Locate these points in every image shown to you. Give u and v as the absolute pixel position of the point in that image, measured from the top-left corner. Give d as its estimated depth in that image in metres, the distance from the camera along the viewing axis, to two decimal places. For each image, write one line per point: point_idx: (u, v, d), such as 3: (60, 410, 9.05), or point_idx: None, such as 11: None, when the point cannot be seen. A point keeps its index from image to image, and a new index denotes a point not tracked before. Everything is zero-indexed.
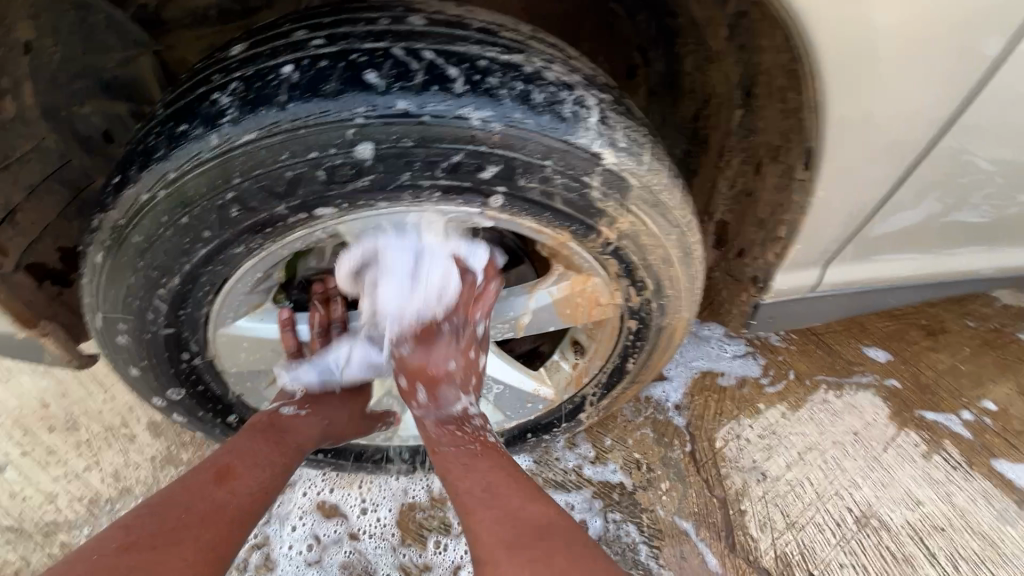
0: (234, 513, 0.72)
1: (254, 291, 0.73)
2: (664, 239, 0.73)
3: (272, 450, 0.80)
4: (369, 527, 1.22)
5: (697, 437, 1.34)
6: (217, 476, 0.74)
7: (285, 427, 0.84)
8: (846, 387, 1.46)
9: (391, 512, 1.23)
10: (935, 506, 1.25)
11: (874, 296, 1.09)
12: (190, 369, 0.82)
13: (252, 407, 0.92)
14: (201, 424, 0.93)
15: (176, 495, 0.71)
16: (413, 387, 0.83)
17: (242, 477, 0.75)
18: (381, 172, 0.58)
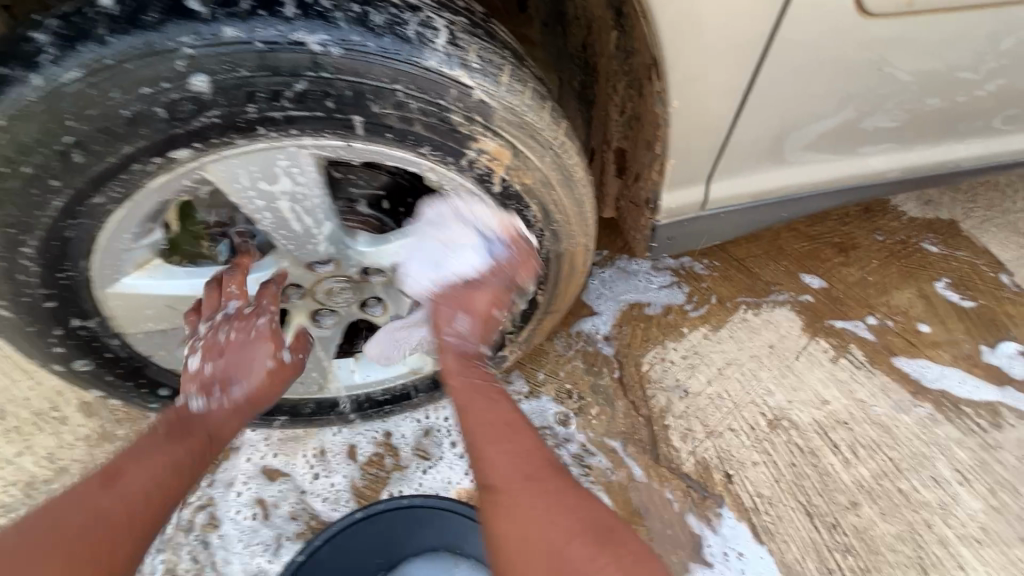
0: (134, 506, 0.72)
1: (134, 247, 0.74)
2: (539, 160, 0.75)
3: (178, 434, 0.79)
4: (321, 491, 1.19)
5: (625, 363, 1.42)
6: (118, 464, 0.74)
7: (201, 402, 0.83)
8: (764, 305, 1.54)
9: (345, 477, 1.20)
10: (839, 403, 1.36)
11: (777, 210, 1.14)
12: (89, 335, 0.82)
13: (168, 370, 0.92)
14: (115, 391, 0.92)
15: (81, 482, 0.72)
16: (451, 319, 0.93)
17: (145, 464, 0.75)
18: (224, 105, 0.59)
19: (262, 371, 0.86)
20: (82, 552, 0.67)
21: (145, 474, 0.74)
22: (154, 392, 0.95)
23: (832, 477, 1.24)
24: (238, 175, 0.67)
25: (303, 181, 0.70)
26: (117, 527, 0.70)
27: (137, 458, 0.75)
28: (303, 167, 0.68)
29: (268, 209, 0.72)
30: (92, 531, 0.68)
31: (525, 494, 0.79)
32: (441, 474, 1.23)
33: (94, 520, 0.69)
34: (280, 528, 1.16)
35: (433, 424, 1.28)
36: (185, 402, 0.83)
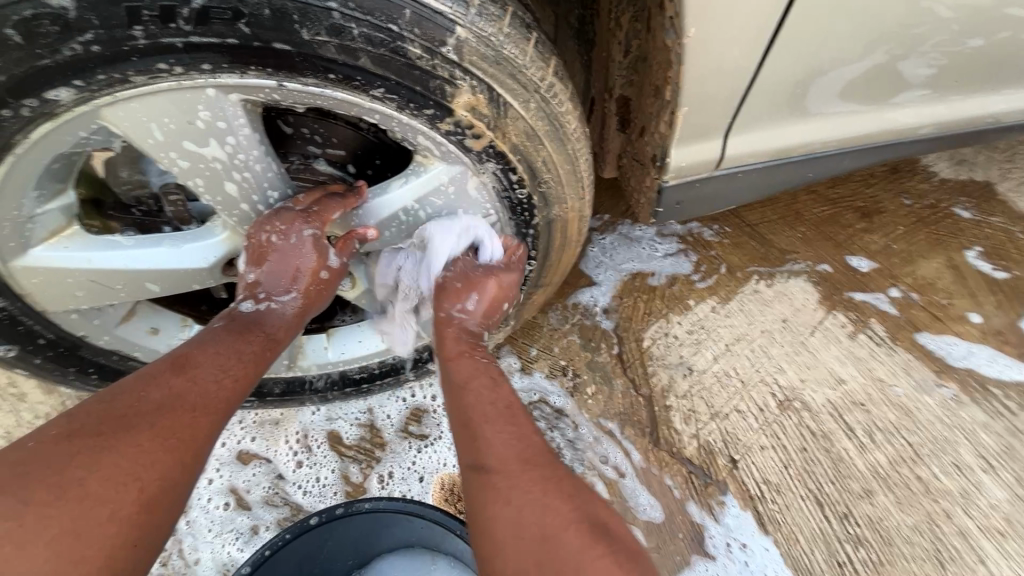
0: (195, 408, 0.64)
1: (40, 212, 0.63)
2: (522, 108, 0.62)
3: (191, 394, 0.65)
4: (305, 482, 1.09)
5: (625, 338, 1.31)
6: (101, 436, 0.58)
7: (213, 354, 0.69)
8: (777, 275, 1.42)
9: (333, 473, 1.09)
10: (856, 382, 1.26)
11: (802, 169, 0.99)
12: (6, 318, 0.71)
13: (107, 352, 0.81)
14: (52, 375, 0.82)
15: (44, 456, 0.55)
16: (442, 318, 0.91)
17: (142, 432, 0.59)
18: (98, 27, 0.47)
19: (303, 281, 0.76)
20: (76, 544, 0.52)
21: (214, 370, 0.68)
22: (95, 377, 0.84)
23: (846, 463, 1.15)
24: (150, 130, 0.54)
25: (234, 145, 0.57)
26: (126, 509, 0.55)
27: (125, 427, 0.59)
28: (230, 120, 0.55)
29: (195, 173, 0.59)
30: (81, 517, 0.53)
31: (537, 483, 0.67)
32: (438, 454, 1.11)
33: (84, 504, 0.54)
34: (257, 518, 1.06)
35: (422, 404, 1.17)
36: (181, 356, 0.68)
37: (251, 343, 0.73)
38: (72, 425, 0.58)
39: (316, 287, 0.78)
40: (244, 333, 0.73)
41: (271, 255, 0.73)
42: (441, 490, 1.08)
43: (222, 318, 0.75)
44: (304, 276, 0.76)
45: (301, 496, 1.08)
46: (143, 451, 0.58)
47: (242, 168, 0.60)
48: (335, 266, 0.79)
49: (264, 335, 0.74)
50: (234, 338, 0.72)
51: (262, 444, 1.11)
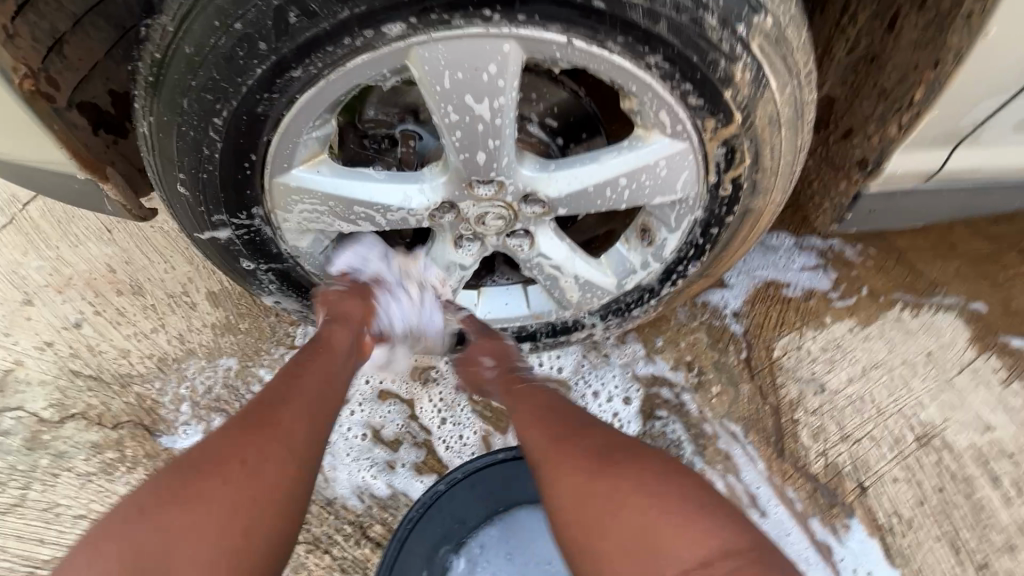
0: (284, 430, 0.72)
1: (311, 138, 0.70)
2: (778, 91, 0.64)
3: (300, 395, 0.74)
4: (449, 438, 1.15)
5: (754, 344, 1.29)
6: (208, 458, 0.63)
7: (302, 369, 0.78)
8: (925, 307, 1.34)
9: (475, 434, 1.15)
10: (1006, 432, 1.18)
11: (1007, 197, 0.93)
12: (256, 234, 0.81)
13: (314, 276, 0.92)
14: (265, 289, 0.93)
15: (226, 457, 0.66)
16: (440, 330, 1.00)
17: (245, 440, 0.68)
18: None
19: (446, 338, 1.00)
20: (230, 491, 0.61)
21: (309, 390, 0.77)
22: (296, 296, 0.95)
23: (987, 512, 1.09)
24: (440, 78, 0.62)
25: (500, 105, 0.65)
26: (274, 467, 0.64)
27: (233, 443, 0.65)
28: (507, 80, 0.63)
29: (457, 127, 0.68)
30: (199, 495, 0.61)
31: (557, 436, 0.75)
32: None
33: (217, 484, 0.61)
34: (398, 456, 1.13)
35: (548, 373, 1.25)
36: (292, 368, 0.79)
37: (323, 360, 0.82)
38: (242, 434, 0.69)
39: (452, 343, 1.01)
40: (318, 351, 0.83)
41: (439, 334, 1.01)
42: None
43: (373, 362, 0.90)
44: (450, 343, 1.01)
45: (444, 450, 1.14)
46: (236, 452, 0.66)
47: (494, 130, 0.68)
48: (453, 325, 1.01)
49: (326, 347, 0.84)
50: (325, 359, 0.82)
51: (404, 388, 1.18)
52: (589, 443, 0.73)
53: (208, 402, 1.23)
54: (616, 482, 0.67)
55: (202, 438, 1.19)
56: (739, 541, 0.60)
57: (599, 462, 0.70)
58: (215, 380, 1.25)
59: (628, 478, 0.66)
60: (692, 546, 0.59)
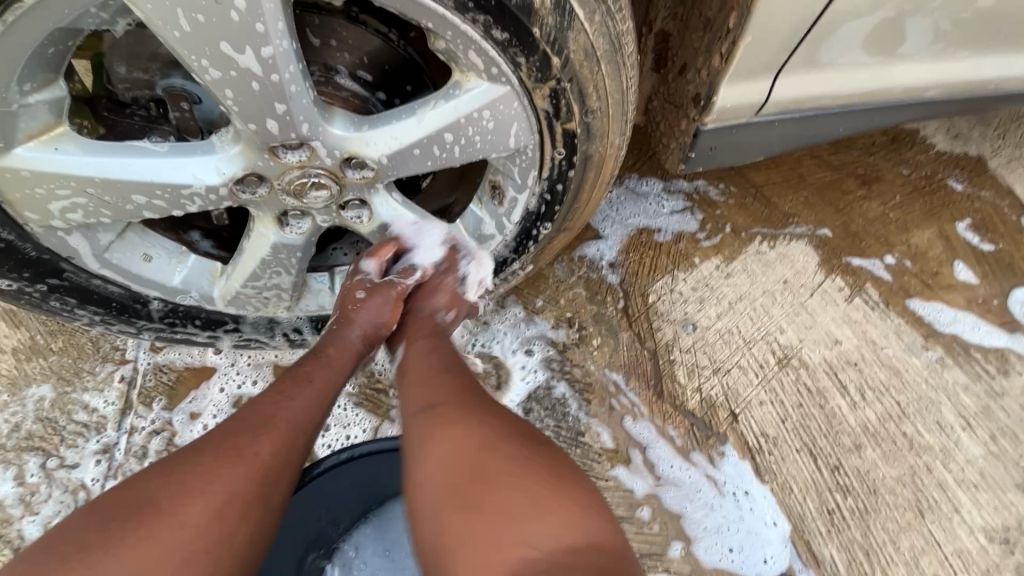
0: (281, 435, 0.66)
1: (24, 103, 0.57)
2: (586, 21, 0.59)
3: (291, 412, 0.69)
4: (333, 443, 1.05)
5: (631, 292, 1.30)
6: (183, 481, 0.58)
7: (294, 384, 0.72)
8: (780, 237, 1.42)
9: (364, 432, 1.06)
10: (851, 343, 1.29)
11: (833, 125, 0.97)
12: (5, 245, 0.70)
13: (107, 282, 0.79)
14: (53, 311, 0.81)
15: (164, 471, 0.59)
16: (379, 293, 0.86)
17: (221, 443, 0.62)
18: None
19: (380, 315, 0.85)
20: (195, 520, 0.55)
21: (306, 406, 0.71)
22: (94, 311, 0.83)
23: (838, 419, 1.19)
24: (177, 19, 0.51)
25: (269, 56, 0.54)
26: (234, 481, 0.59)
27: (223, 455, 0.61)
28: (269, 23, 0.52)
29: (226, 83, 0.56)
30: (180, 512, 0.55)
31: (454, 420, 0.66)
32: None
33: (194, 498, 0.56)
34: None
35: None
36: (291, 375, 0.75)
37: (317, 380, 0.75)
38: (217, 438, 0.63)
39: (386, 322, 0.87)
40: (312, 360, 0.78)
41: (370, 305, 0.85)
42: None
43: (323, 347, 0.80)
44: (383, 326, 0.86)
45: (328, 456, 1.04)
46: (229, 460, 0.60)
47: (277, 90, 0.58)
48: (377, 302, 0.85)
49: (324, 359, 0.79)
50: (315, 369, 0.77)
51: None
52: (488, 413, 0.68)
53: (17, 442, 1.03)
54: (505, 453, 0.61)
55: (15, 485, 1.00)
56: (603, 535, 0.56)
57: (491, 454, 0.61)
58: (25, 415, 1.05)
59: (517, 449, 0.62)
60: (562, 529, 0.54)
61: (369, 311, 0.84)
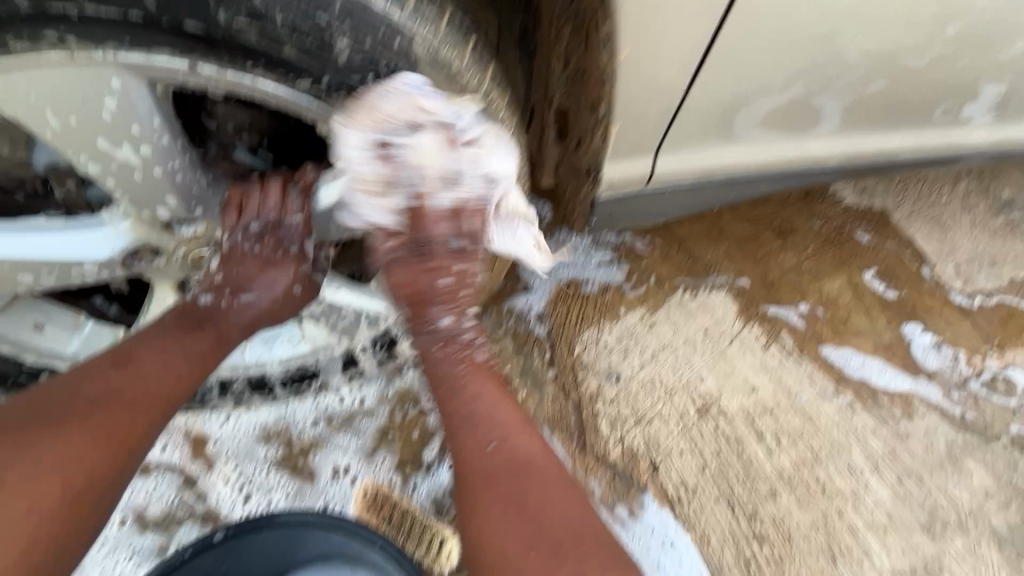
0: (127, 405, 0.64)
1: None
2: (458, 116, 0.61)
3: (118, 393, 0.65)
4: (253, 512, 1.02)
5: (557, 344, 1.33)
6: (26, 442, 0.59)
7: (151, 352, 0.68)
8: (701, 287, 1.50)
9: (285, 497, 1.03)
10: (767, 390, 1.35)
11: (720, 192, 1.07)
12: None
13: (2, 353, 0.78)
14: None
15: (32, 405, 0.62)
16: (255, 275, 0.73)
17: (70, 431, 0.61)
18: None
19: (275, 290, 0.74)
20: (65, 467, 0.60)
21: (159, 365, 0.67)
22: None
23: (755, 466, 1.23)
24: (48, 120, 0.51)
25: (149, 152, 0.56)
26: (87, 447, 0.61)
27: (19, 446, 0.59)
28: (144, 123, 0.53)
29: (108, 174, 0.57)
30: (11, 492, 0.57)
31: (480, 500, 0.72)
32: (373, 461, 1.07)
33: (55, 447, 0.60)
34: (178, 536, 1.00)
35: (351, 409, 1.12)
36: (127, 350, 0.68)
37: (192, 339, 0.71)
38: (11, 417, 0.61)
39: (293, 303, 0.76)
40: (194, 324, 0.71)
41: (268, 269, 0.74)
42: (367, 499, 1.04)
43: (177, 306, 0.73)
44: (288, 283, 0.74)
45: None
46: (60, 452, 0.60)
47: (161, 178, 0.59)
48: (265, 266, 0.74)
49: (217, 329, 0.73)
50: (174, 340, 0.69)
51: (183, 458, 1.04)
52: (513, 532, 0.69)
53: None
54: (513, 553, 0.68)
55: None
56: None
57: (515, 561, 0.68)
58: None
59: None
60: None
61: (262, 298, 0.74)
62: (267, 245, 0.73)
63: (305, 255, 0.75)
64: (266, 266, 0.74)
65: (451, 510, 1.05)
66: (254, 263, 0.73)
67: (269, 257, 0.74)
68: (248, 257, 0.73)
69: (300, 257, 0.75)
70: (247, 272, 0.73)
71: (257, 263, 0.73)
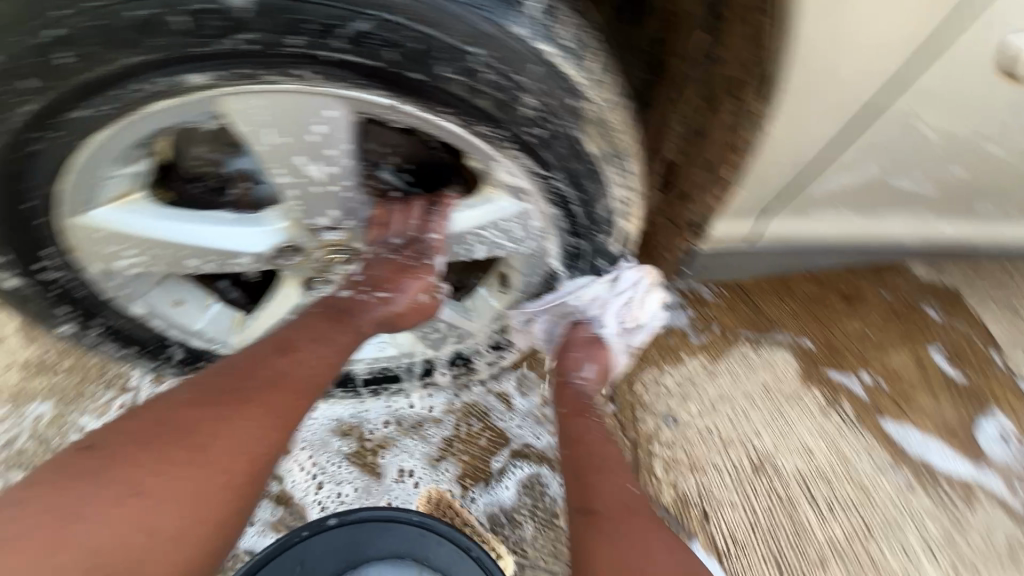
0: (292, 387, 0.71)
1: (116, 175, 0.64)
2: (603, 170, 0.68)
3: (283, 376, 0.71)
4: (326, 501, 1.08)
5: (618, 380, 1.36)
6: (208, 419, 0.65)
7: (304, 341, 0.75)
8: (764, 343, 1.49)
9: (355, 490, 1.09)
10: (824, 456, 1.34)
11: (805, 253, 1.12)
12: (61, 289, 0.74)
13: (144, 323, 0.83)
14: (101, 351, 0.87)
15: (208, 387, 0.68)
16: (386, 281, 0.82)
17: (246, 408, 0.67)
18: (258, 28, 0.51)
19: (402, 296, 0.81)
20: (244, 442, 0.65)
21: (312, 354, 0.74)
22: (131, 350, 0.88)
23: (806, 531, 1.24)
24: (264, 136, 0.60)
25: (331, 171, 0.64)
26: (260, 424, 0.67)
27: (211, 421, 0.65)
28: (337, 147, 0.61)
29: (293, 184, 0.65)
30: (201, 464, 0.63)
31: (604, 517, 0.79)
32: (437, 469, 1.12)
33: (233, 424, 0.66)
34: (254, 513, 1.06)
35: (420, 416, 1.17)
36: (284, 339, 0.75)
37: (335, 330, 0.78)
38: (191, 396, 0.67)
39: (415, 309, 0.83)
40: (335, 317, 0.79)
41: (399, 276, 0.82)
42: (429, 505, 1.09)
43: (320, 300, 0.81)
44: (414, 291, 0.82)
45: (317, 513, 1.06)
46: (240, 426, 0.66)
47: (330, 192, 0.67)
48: (397, 272, 0.82)
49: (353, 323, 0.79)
50: (322, 331, 0.77)
51: None
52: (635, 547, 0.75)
53: (8, 457, 1.06)
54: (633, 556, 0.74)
55: None
56: None
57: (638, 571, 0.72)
58: (20, 432, 1.08)
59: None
60: None
61: (399, 298, 0.81)
62: (400, 256, 0.81)
63: (436, 269, 0.83)
64: (396, 274, 0.82)
65: (506, 528, 1.09)
66: (388, 270, 0.82)
67: (400, 267, 0.82)
68: (384, 264, 0.82)
69: (431, 270, 0.83)
70: (381, 278, 0.82)
71: (389, 270, 0.82)
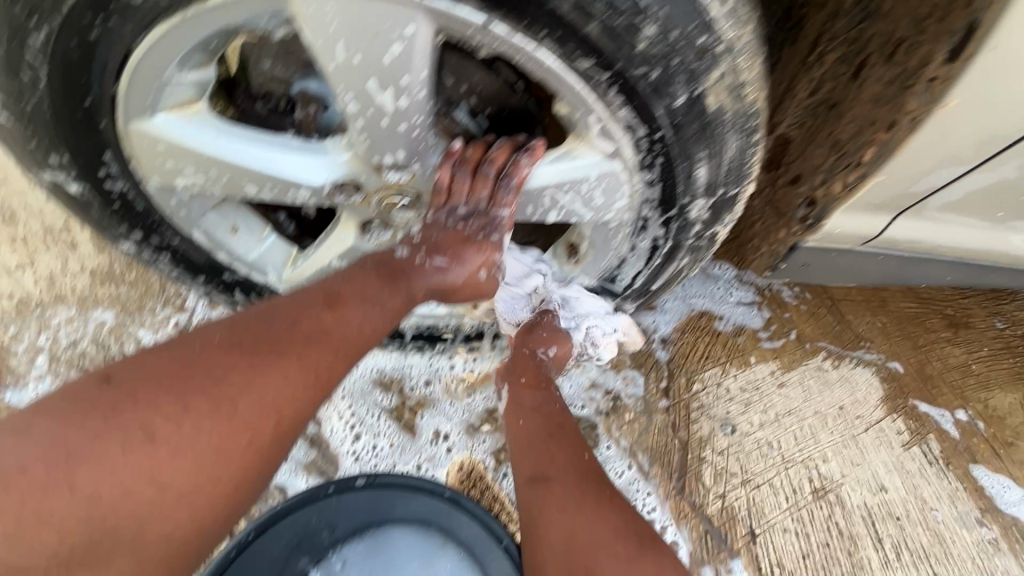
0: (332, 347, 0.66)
1: (177, 81, 0.59)
2: (719, 129, 0.58)
3: (324, 334, 0.65)
4: (361, 451, 1.06)
5: (676, 375, 1.25)
6: (241, 368, 0.60)
7: (351, 297, 0.69)
8: (846, 358, 1.33)
9: (390, 445, 1.06)
10: (898, 494, 1.20)
11: (930, 271, 0.92)
12: (122, 198, 0.72)
13: (198, 245, 0.81)
14: (158, 268, 0.86)
15: (245, 332, 0.63)
16: (448, 249, 0.76)
17: (283, 364, 0.62)
18: None
19: (465, 269, 0.77)
20: (273, 400, 0.60)
21: (358, 313, 0.69)
22: (186, 272, 0.86)
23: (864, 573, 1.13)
24: (335, 51, 0.53)
25: (405, 103, 0.57)
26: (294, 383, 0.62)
27: (242, 373, 0.60)
28: (413, 74, 0.54)
29: (360, 115, 0.59)
30: (227, 418, 0.57)
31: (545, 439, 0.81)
32: (473, 437, 1.07)
33: (267, 378, 0.60)
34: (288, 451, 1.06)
35: (463, 381, 1.12)
36: (330, 292, 0.69)
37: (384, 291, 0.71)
38: (226, 340, 0.62)
39: (472, 283, 0.79)
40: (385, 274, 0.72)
41: (463, 248, 0.76)
42: (461, 473, 1.05)
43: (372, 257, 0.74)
44: (476, 266, 0.78)
45: (351, 462, 1.05)
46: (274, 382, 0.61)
47: (399, 128, 0.60)
48: (462, 242, 0.76)
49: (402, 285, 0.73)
50: (370, 290, 0.70)
51: None
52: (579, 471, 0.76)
53: (70, 356, 1.10)
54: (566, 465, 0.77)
55: None
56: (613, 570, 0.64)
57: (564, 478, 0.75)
58: (84, 334, 1.11)
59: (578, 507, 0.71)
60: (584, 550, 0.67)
61: (457, 269, 0.76)
62: (469, 226, 0.76)
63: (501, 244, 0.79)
64: (459, 242, 0.76)
65: None
66: (451, 238, 0.76)
67: (466, 236, 0.76)
68: (447, 230, 0.76)
69: (497, 246, 0.78)
70: (441, 245, 0.76)
71: (452, 237, 0.76)
